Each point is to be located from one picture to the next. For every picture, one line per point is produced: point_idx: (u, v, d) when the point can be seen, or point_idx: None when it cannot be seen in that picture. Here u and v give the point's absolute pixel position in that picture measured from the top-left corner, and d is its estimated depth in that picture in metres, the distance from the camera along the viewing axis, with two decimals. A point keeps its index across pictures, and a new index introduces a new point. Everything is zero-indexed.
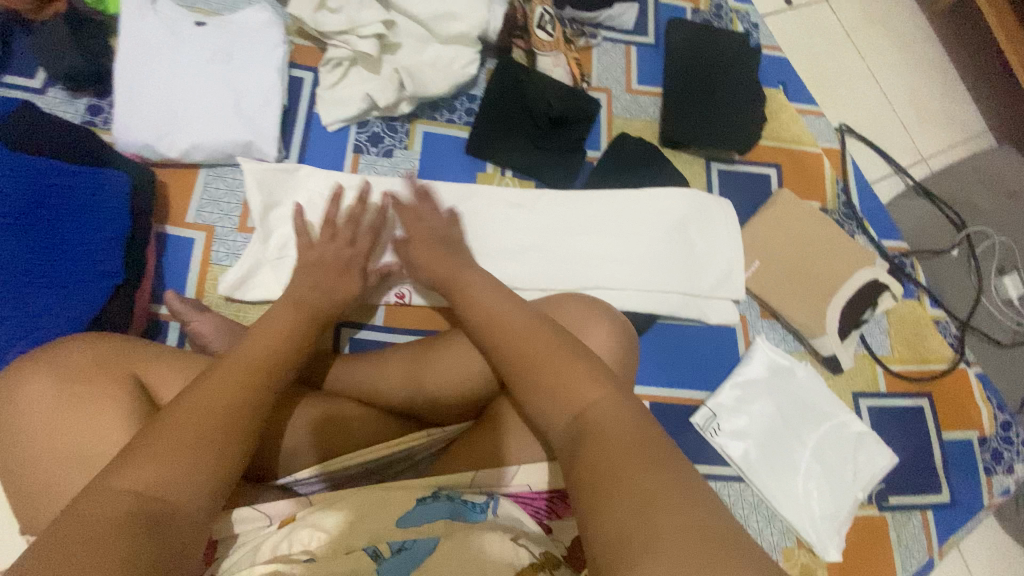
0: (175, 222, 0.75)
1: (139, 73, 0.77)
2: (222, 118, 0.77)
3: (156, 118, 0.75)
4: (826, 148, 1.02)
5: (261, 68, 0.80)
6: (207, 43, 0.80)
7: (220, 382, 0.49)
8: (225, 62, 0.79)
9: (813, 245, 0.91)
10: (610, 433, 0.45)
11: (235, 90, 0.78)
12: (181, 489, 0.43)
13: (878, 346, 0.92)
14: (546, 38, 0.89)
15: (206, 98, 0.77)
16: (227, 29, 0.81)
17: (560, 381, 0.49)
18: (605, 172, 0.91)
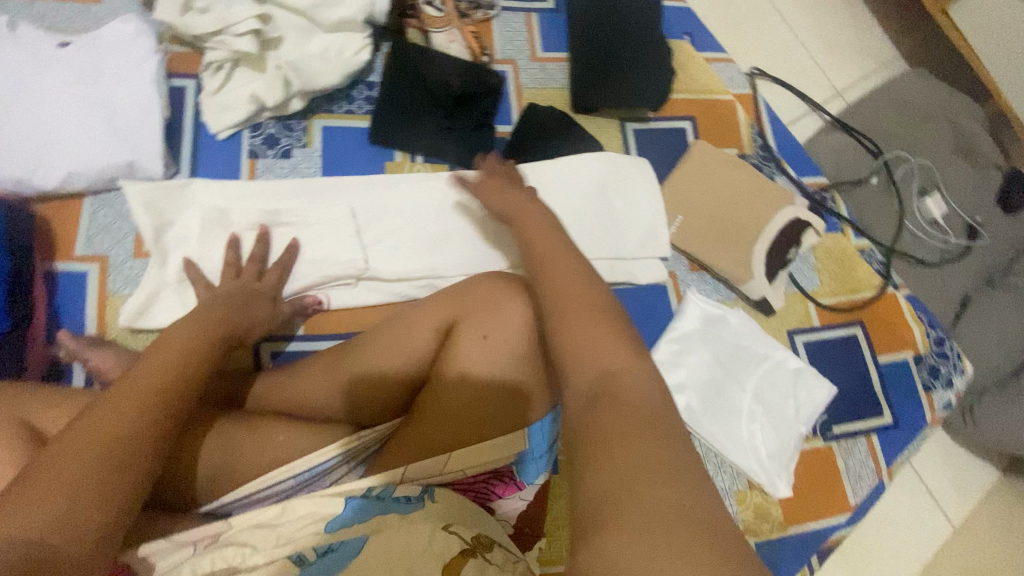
0: (64, 257, 0.71)
1: None
2: (98, 140, 0.72)
3: (22, 149, 0.69)
4: (737, 93, 1.03)
5: (135, 82, 0.75)
6: (71, 63, 0.74)
7: (115, 403, 0.44)
8: (94, 81, 0.74)
9: (734, 192, 0.91)
10: (631, 405, 0.42)
11: (109, 109, 0.74)
12: (68, 527, 0.38)
13: (807, 282, 0.93)
14: (436, 14, 0.88)
15: (77, 120, 0.72)
16: (93, 45, 0.76)
17: (592, 344, 0.46)
18: (518, 144, 0.89)
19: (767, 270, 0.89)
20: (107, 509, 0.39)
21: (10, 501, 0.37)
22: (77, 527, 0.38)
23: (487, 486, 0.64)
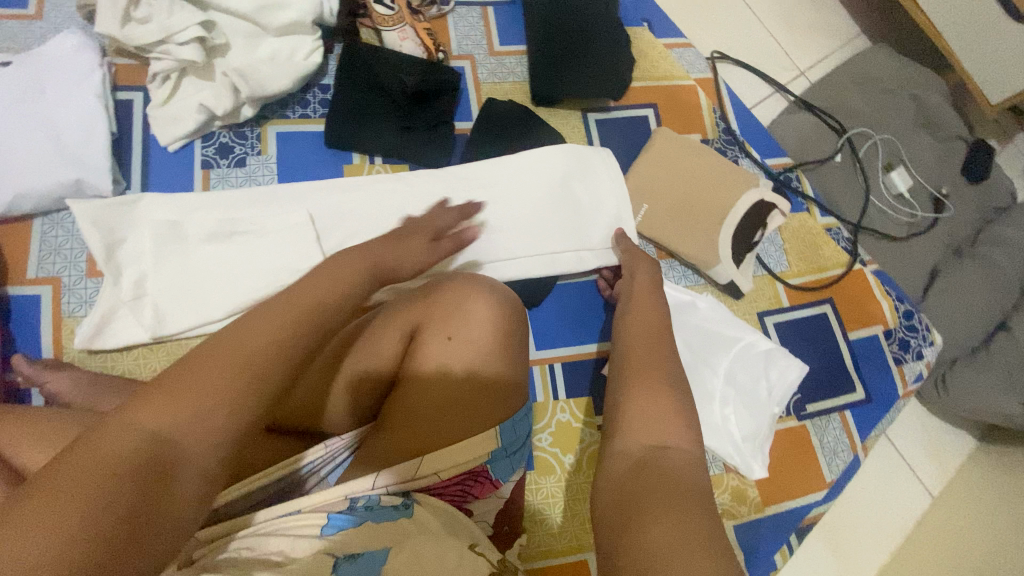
0: (15, 281, 0.69)
1: None
2: (43, 159, 0.70)
3: None
4: (699, 78, 1.02)
5: (78, 97, 0.74)
6: (10, 81, 0.72)
7: (260, 323, 0.43)
8: (35, 98, 0.72)
9: (699, 177, 0.91)
10: (674, 471, 0.50)
11: (52, 126, 0.72)
12: (195, 442, 0.37)
13: (775, 263, 0.94)
14: (387, 12, 0.85)
15: (19, 140, 0.70)
16: (33, 61, 0.74)
17: (650, 418, 0.56)
18: (478, 140, 0.88)
19: (734, 254, 0.89)
20: (227, 434, 0.38)
21: (145, 402, 0.37)
22: (196, 445, 0.37)
23: (463, 489, 0.63)
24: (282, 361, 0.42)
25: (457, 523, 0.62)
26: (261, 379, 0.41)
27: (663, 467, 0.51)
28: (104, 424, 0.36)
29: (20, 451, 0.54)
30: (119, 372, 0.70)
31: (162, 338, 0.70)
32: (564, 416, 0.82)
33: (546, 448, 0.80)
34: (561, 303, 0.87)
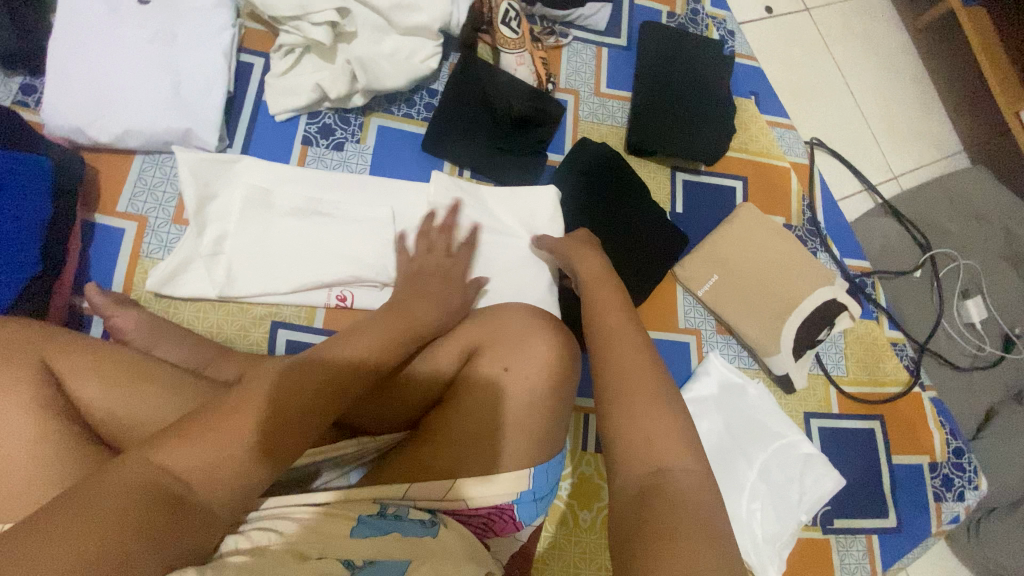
0: (105, 211, 0.72)
1: (70, 52, 0.72)
2: (161, 103, 0.73)
3: (87, 100, 0.71)
4: (795, 162, 1.01)
5: (206, 51, 0.76)
6: (147, 23, 0.75)
7: (305, 374, 0.49)
8: (166, 43, 0.75)
9: (776, 261, 0.89)
10: (679, 500, 0.45)
11: (175, 74, 0.74)
12: (209, 480, 0.42)
13: (833, 366, 0.91)
14: (511, 35, 0.86)
15: (144, 81, 0.73)
16: (171, 7, 0.76)
17: (650, 436, 0.50)
18: (567, 176, 0.89)
19: (796, 347, 0.86)
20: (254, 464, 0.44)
21: (185, 433, 0.43)
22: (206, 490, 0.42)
23: (487, 522, 0.62)
24: (298, 425, 0.47)
25: (479, 552, 0.59)
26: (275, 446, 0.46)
27: (666, 495, 0.46)
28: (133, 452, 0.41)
29: (78, 380, 0.54)
30: (179, 321, 0.71)
31: (221, 297, 0.71)
32: (587, 470, 0.80)
33: (562, 497, 0.78)
34: None
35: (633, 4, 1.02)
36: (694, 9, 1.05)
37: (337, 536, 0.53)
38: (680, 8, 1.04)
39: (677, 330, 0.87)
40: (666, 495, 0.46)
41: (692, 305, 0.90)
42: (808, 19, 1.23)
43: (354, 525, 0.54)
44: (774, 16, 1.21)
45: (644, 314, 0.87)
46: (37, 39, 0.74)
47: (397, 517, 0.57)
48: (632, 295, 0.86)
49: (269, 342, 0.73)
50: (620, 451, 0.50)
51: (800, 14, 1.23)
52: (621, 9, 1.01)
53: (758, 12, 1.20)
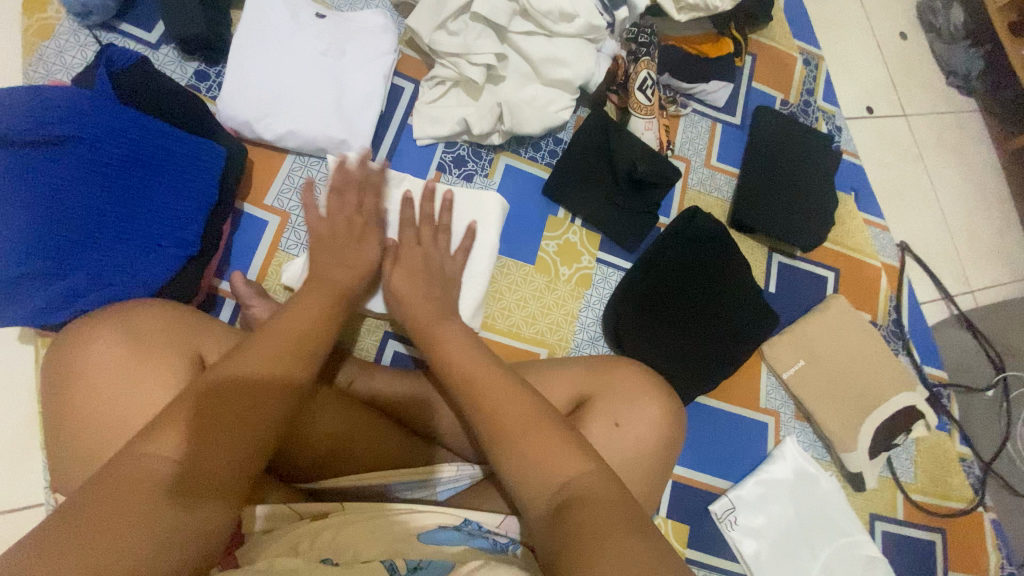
0: (253, 201, 0.76)
1: (251, 51, 0.76)
2: (324, 113, 0.77)
3: (259, 99, 0.75)
4: (886, 263, 1.03)
5: (369, 71, 0.81)
6: (322, 36, 0.80)
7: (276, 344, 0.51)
8: (335, 58, 0.80)
9: (862, 358, 0.91)
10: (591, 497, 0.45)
11: (340, 88, 0.79)
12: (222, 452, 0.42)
13: (902, 471, 0.91)
14: (644, 102, 0.90)
15: (311, 90, 0.77)
16: (345, 26, 0.82)
17: (554, 455, 0.48)
18: (673, 239, 0.90)
19: (872, 446, 0.87)
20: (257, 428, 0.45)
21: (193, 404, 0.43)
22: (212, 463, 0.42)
23: None
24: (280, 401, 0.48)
25: None
26: (230, 411, 0.44)
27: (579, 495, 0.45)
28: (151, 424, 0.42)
29: None
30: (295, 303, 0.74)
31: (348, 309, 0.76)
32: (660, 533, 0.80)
33: None
34: (697, 420, 0.85)
35: (752, 86, 1.06)
36: (807, 100, 1.09)
37: (382, 539, 0.52)
38: (793, 97, 1.08)
39: (757, 409, 0.88)
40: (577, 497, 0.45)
41: (774, 385, 0.91)
42: (905, 124, 1.28)
43: (418, 531, 0.54)
44: (874, 117, 1.26)
45: (727, 386, 0.89)
46: (221, 33, 0.77)
47: (472, 533, 0.56)
48: (723, 367, 0.86)
49: (378, 350, 0.80)
50: (539, 467, 0.48)
51: (898, 118, 1.28)
52: (739, 90, 1.06)
53: (859, 111, 1.25)
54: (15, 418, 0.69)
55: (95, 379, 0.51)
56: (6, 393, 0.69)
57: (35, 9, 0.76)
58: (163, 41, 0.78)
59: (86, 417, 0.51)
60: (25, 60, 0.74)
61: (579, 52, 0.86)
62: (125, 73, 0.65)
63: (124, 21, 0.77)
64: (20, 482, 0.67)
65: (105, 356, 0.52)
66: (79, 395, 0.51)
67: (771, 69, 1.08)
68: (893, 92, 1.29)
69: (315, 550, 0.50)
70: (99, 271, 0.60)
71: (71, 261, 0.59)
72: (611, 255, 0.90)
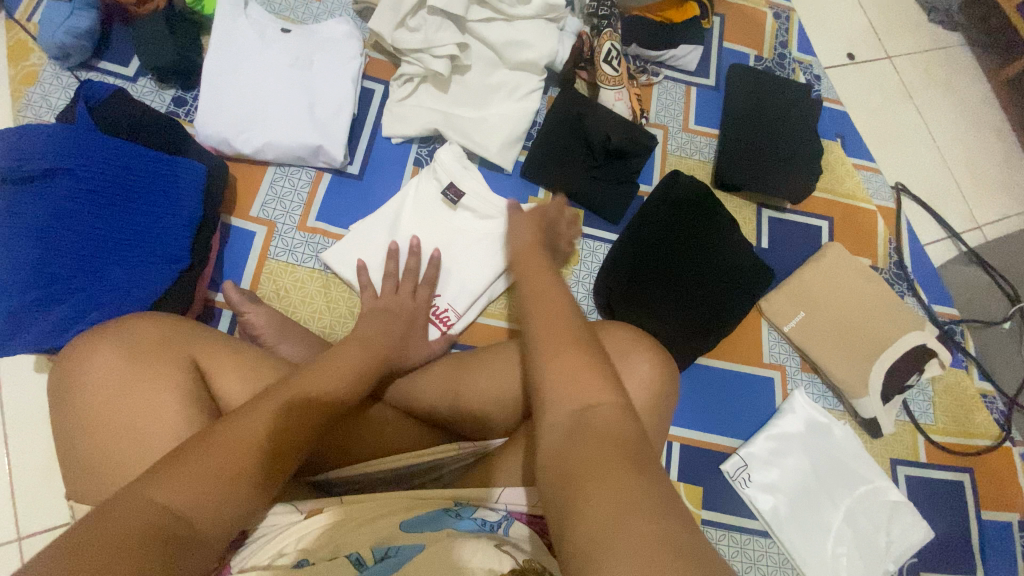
0: (239, 214, 0.79)
1: (222, 73, 0.79)
2: (297, 121, 0.79)
3: (234, 116, 0.78)
4: (881, 206, 1.01)
5: (338, 77, 0.83)
6: (288, 50, 0.83)
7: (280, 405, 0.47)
8: (303, 68, 0.82)
9: (864, 303, 0.89)
10: (605, 431, 0.42)
11: (310, 96, 0.81)
12: (207, 520, 0.39)
13: (920, 413, 0.90)
14: (611, 73, 0.90)
15: (282, 100, 0.80)
16: (311, 37, 0.84)
17: (563, 373, 0.46)
18: (655, 206, 0.89)
19: (884, 390, 0.85)
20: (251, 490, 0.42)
21: (184, 465, 0.40)
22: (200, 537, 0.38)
23: None
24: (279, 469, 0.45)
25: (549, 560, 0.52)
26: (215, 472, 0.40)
27: (592, 430, 0.42)
28: (131, 491, 0.37)
29: (221, 371, 0.59)
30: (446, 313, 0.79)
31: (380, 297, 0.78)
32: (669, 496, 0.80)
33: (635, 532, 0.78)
34: (697, 382, 0.85)
35: (723, 46, 1.06)
36: (782, 53, 1.08)
37: (366, 536, 0.52)
38: (767, 52, 1.07)
39: (762, 364, 0.87)
40: (592, 428, 0.42)
41: (776, 340, 0.90)
42: (890, 67, 1.26)
43: (398, 520, 0.54)
44: (856, 63, 1.24)
45: (729, 346, 0.88)
46: (192, 59, 0.81)
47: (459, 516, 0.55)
48: (722, 324, 0.86)
49: None
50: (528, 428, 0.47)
51: (882, 62, 1.25)
52: (710, 51, 1.05)
53: (840, 59, 1.23)
54: (40, 441, 0.72)
55: (95, 390, 0.53)
56: (26, 419, 0.73)
57: (20, 60, 0.81)
58: (140, 73, 0.82)
59: (88, 429, 0.53)
60: (14, 106, 0.79)
61: (541, 31, 0.87)
62: (104, 105, 0.69)
63: (101, 59, 0.82)
64: (48, 501, 0.71)
65: (101, 367, 0.54)
66: (80, 408, 0.53)
67: (740, 27, 1.08)
68: (873, 37, 1.27)
69: (292, 554, 0.50)
70: (95, 292, 0.63)
71: (70, 285, 0.62)
72: (596, 229, 0.91)
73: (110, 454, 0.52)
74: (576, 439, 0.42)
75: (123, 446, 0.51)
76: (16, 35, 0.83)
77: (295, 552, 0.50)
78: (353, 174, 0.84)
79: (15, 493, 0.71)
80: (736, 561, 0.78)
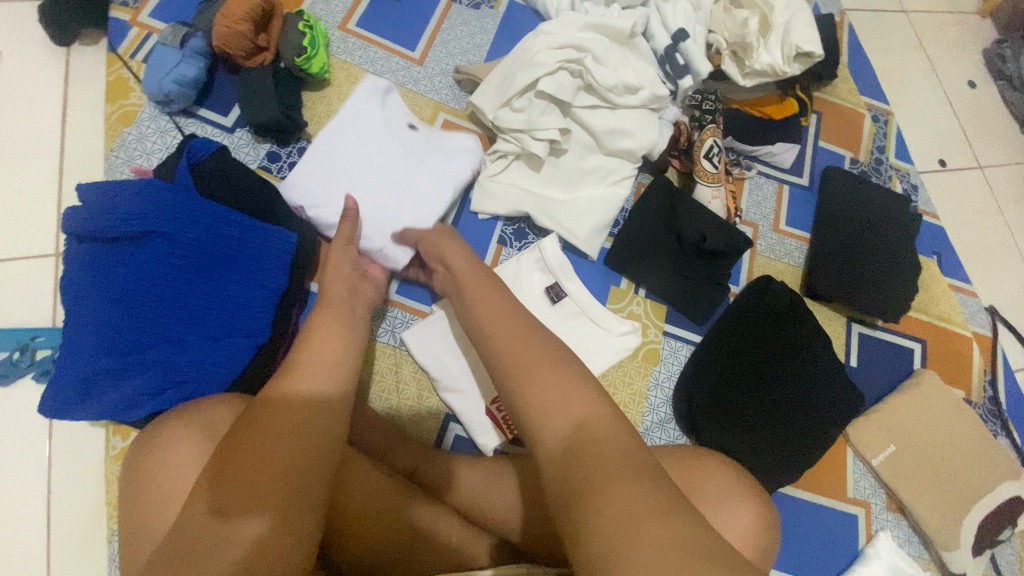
0: (320, 280, 0.76)
1: (335, 149, 0.76)
2: (388, 211, 0.75)
3: (328, 190, 0.74)
4: (977, 333, 0.95)
5: (444, 182, 0.79)
6: (407, 144, 0.79)
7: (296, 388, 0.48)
8: (415, 165, 0.79)
9: (960, 444, 0.83)
10: (601, 452, 0.43)
11: (410, 192, 0.77)
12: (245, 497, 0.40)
13: (1009, 569, 0.83)
14: (711, 170, 0.87)
15: (381, 188, 0.76)
16: (433, 140, 0.82)
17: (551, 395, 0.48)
18: (741, 313, 0.85)
19: (975, 543, 0.80)
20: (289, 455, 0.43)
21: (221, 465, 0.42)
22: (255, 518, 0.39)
23: None
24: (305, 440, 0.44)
25: None
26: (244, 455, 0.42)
27: (589, 447, 0.44)
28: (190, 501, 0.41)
29: None
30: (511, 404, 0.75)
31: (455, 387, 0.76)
32: None
33: None
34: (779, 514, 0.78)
35: (819, 145, 1.02)
36: (878, 158, 1.04)
37: None
38: (864, 156, 1.03)
39: (845, 499, 0.81)
40: (587, 446, 0.44)
41: (862, 472, 0.83)
42: (982, 176, 1.21)
43: None
44: (948, 170, 1.19)
45: (812, 473, 0.81)
46: (292, 116, 0.79)
47: None
48: (808, 450, 0.80)
49: (438, 434, 0.77)
50: None
51: (974, 171, 1.21)
52: (806, 150, 1.02)
53: (932, 164, 1.19)
54: (88, 502, 0.69)
55: (173, 490, 0.50)
56: (77, 476, 0.69)
57: (119, 97, 0.81)
58: (238, 124, 0.81)
59: (156, 537, 0.48)
60: (108, 145, 0.78)
61: (643, 123, 0.85)
62: (204, 166, 0.67)
63: (202, 106, 0.81)
64: (86, 569, 0.67)
65: (183, 465, 0.51)
66: (153, 508, 0.50)
67: (838, 127, 1.04)
68: (965, 143, 1.23)
69: None
70: (174, 363, 0.61)
71: (150, 355, 0.60)
72: (679, 328, 0.86)
73: None
74: (577, 461, 0.43)
75: None
76: (117, 71, 0.83)
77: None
78: None
79: (56, 554, 0.67)
80: None
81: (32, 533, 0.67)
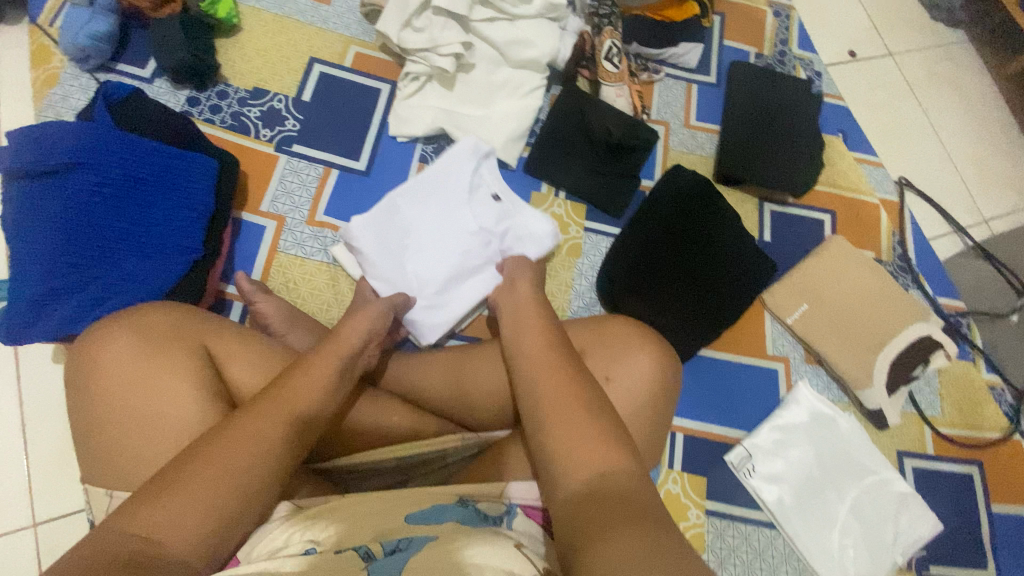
0: (250, 209, 0.81)
1: (417, 213, 0.79)
2: (431, 282, 0.76)
3: (389, 247, 0.77)
4: (884, 200, 1.01)
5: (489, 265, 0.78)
6: (484, 220, 0.79)
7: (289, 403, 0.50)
8: (487, 245, 0.78)
9: (870, 295, 0.89)
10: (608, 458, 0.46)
11: (464, 262, 0.77)
12: (189, 509, 0.42)
13: (928, 405, 0.89)
14: (612, 70, 0.93)
15: (439, 257, 0.77)
16: (511, 216, 0.81)
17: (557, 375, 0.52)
18: (656, 201, 0.90)
19: (889, 381, 0.86)
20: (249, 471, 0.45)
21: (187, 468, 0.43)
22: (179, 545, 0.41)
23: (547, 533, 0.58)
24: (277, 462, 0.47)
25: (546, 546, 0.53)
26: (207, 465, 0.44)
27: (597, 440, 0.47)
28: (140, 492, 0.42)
29: (233, 360, 0.60)
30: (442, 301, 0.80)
31: None
32: (674, 488, 0.79)
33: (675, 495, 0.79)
34: (702, 373, 0.85)
35: (723, 44, 1.07)
36: (781, 50, 1.09)
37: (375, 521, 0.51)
38: (768, 50, 1.08)
39: (765, 356, 0.88)
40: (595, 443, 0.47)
41: (780, 333, 0.90)
42: (892, 63, 1.26)
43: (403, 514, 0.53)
44: (858, 60, 1.25)
45: (732, 336, 0.88)
46: (205, 59, 0.83)
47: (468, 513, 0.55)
48: (724, 315, 0.86)
49: None
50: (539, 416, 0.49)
51: (884, 59, 1.26)
52: (710, 49, 1.07)
53: (842, 56, 1.24)
54: (57, 429, 0.74)
55: (109, 375, 0.54)
56: (45, 408, 0.75)
57: (42, 62, 0.85)
58: (156, 75, 0.85)
59: (101, 415, 0.53)
60: (37, 107, 0.83)
61: (542, 31, 0.89)
62: (122, 104, 0.72)
63: (120, 61, 0.85)
64: (63, 487, 0.72)
65: (117, 355, 0.54)
66: (94, 392, 0.54)
67: (741, 25, 1.09)
68: (874, 34, 1.28)
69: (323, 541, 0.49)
70: (112, 281, 0.66)
71: (89, 275, 0.65)
72: (599, 223, 0.92)
73: (122, 437, 0.52)
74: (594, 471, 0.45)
75: (136, 428, 0.52)
76: (38, 39, 0.87)
77: (302, 541, 0.48)
78: (359, 171, 0.85)
79: (33, 478, 0.72)
80: (742, 552, 0.77)
81: (7, 463, 0.72)
